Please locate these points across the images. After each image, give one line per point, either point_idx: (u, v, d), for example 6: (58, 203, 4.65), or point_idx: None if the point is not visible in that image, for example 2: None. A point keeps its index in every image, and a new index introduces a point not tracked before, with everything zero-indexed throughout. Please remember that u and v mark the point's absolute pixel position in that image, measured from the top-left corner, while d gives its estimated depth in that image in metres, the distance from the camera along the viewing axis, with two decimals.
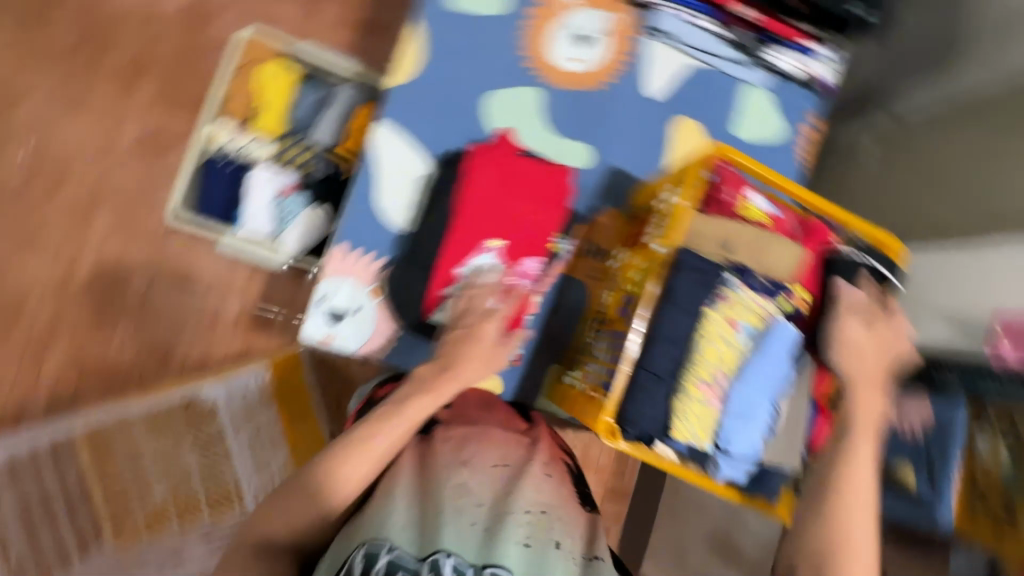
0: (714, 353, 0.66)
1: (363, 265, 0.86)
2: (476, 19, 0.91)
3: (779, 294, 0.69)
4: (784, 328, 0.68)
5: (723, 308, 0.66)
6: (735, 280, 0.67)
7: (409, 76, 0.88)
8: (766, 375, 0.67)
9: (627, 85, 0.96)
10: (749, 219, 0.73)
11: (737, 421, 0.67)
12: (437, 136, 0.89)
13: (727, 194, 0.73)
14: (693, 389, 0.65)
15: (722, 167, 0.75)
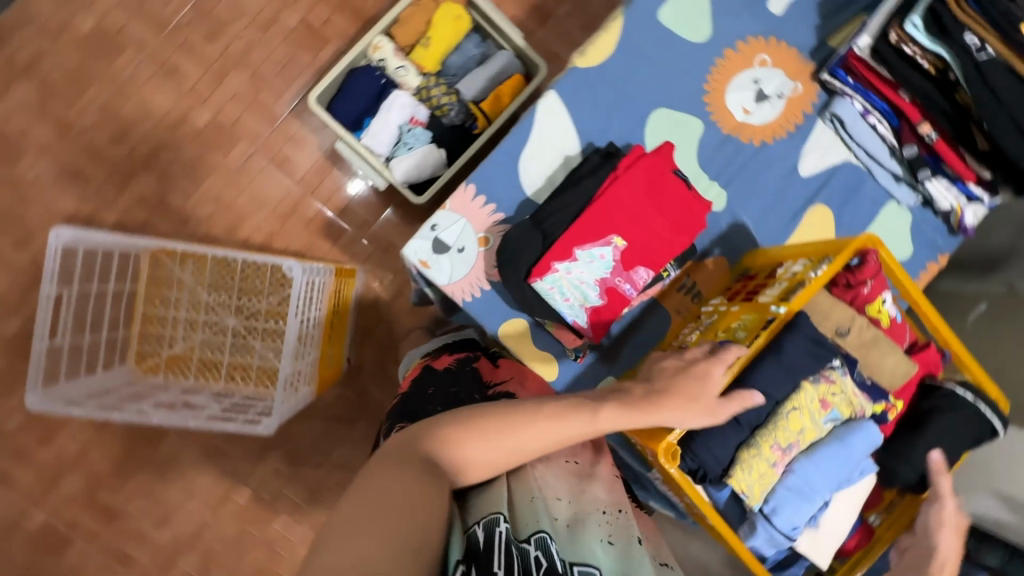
0: (797, 422, 0.73)
1: (479, 211, 0.88)
2: (674, 36, 0.93)
3: (875, 399, 0.77)
4: (872, 429, 0.73)
5: (821, 386, 0.74)
6: (842, 370, 0.76)
7: (596, 60, 0.91)
8: (838, 467, 0.72)
9: (784, 153, 0.97)
10: (871, 315, 0.79)
11: (795, 496, 0.71)
12: (597, 126, 0.91)
13: (866, 285, 0.78)
14: (766, 446, 0.72)
15: (870, 254, 0.77)
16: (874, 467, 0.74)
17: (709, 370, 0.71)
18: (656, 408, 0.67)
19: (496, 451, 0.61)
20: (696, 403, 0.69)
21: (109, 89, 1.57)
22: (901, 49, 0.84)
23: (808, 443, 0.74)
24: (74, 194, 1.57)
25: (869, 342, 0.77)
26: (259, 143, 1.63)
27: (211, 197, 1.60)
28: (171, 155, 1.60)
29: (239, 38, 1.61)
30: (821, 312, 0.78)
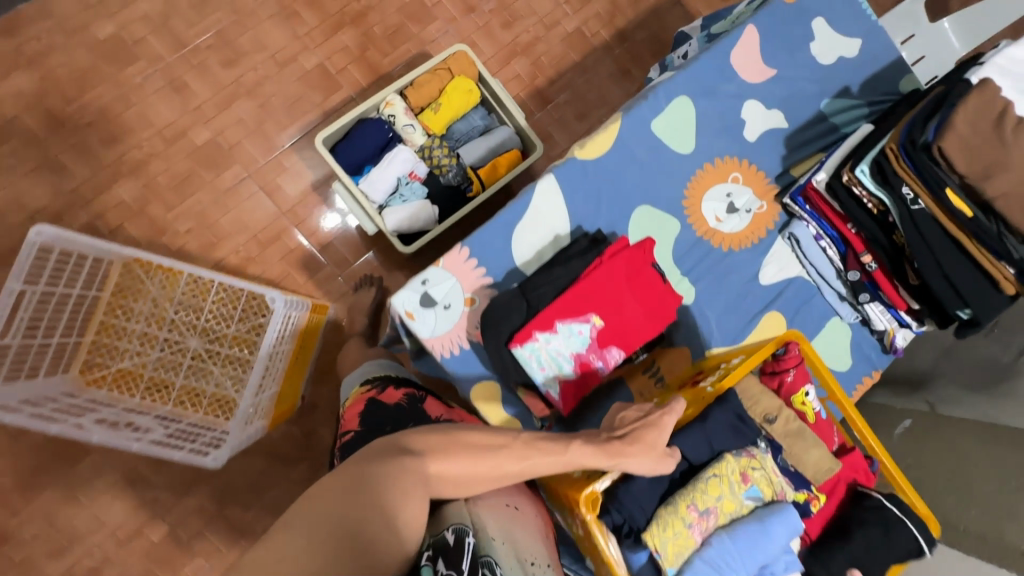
0: (717, 488, 0.80)
1: (469, 272, 0.93)
2: (663, 145, 1.05)
3: (796, 487, 0.86)
4: (791, 514, 0.79)
5: (742, 460, 0.83)
6: (764, 449, 0.87)
7: (592, 154, 1.01)
8: (756, 546, 0.77)
9: (747, 263, 1.08)
10: (797, 407, 0.94)
11: (707, 561, 0.76)
12: (586, 212, 1.00)
13: (789, 373, 0.94)
14: (682, 506, 0.78)
15: (792, 346, 0.92)
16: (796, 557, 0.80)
17: (662, 420, 0.80)
18: (624, 450, 0.77)
19: (472, 468, 0.70)
20: (653, 448, 0.78)
21: (112, 93, 1.58)
22: (850, 189, 0.96)
23: (727, 519, 0.80)
24: (49, 188, 1.52)
25: (794, 432, 0.91)
26: (254, 170, 1.65)
27: (196, 212, 1.60)
28: (162, 166, 1.59)
29: (254, 69, 1.67)
30: (752, 397, 0.94)
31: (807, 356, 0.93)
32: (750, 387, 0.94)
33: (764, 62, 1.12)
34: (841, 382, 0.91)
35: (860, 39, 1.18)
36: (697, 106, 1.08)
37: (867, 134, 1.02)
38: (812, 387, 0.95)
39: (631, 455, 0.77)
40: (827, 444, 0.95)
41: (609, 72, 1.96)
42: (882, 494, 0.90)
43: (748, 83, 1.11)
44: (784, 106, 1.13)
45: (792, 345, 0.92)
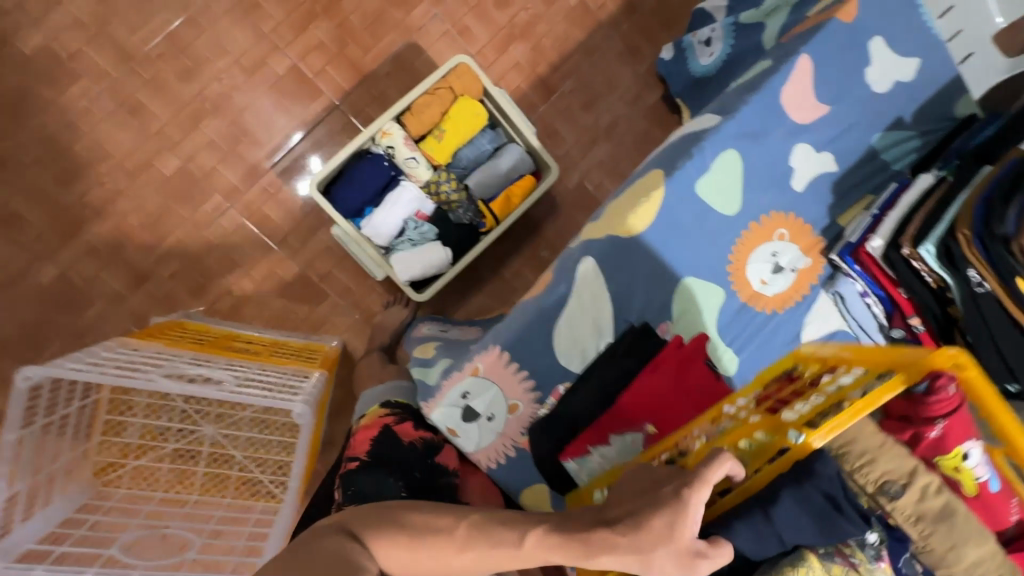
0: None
1: (515, 382, 0.90)
2: (709, 208, 0.95)
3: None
4: None
5: (828, 565, 0.62)
6: (878, 550, 0.64)
7: (636, 230, 0.91)
8: None
9: (790, 323, 1.04)
10: (947, 475, 0.70)
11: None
12: (626, 291, 0.94)
13: (936, 427, 0.67)
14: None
15: (943, 383, 0.63)
16: None
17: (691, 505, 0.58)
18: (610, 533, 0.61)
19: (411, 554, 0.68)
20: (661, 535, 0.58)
21: (57, 122, 1.37)
22: (909, 261, 0.90)
23: None
24: (6, 240, 1.36)
25: (935, 515, 0.63)
26: (235, 199, 1.49)
27: (179, 253, 1.46)
28: (130, 204, 1.42)
29: (218, 79, 1.45)
30: (868, 455, 0.66)
31: (970, 394, 0.64)
32: (865, 440, 0.66)
33: (816, 98, 1.00)
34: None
35: (919, 58, 1.05)
36: (746, 158, 0.96)
37: (927, 188, 0.96)
38: (974, 450, 0.68)
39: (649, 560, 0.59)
40: (990, 521, 0.70)
41: (618, 52, 1.76)
42: None
43: (801, 125, 0.99)
44: (835, 148, 1.03)
45: (946, 384, 0.64)
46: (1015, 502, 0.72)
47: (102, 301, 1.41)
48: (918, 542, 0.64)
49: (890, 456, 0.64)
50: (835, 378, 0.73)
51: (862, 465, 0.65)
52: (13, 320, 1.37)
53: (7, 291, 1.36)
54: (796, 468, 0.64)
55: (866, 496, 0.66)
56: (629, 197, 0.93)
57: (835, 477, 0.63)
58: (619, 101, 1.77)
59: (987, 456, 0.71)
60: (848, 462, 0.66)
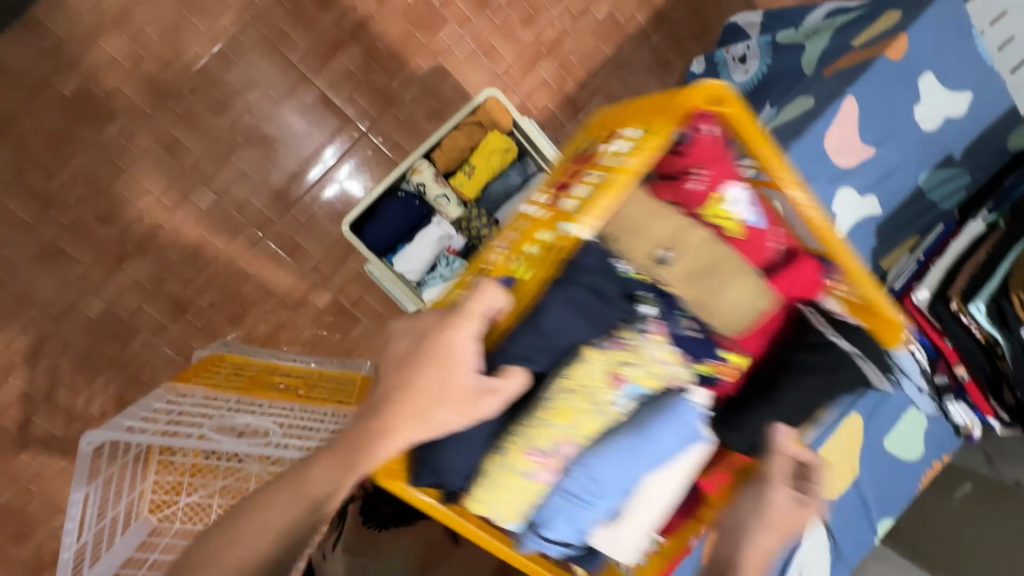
0: (570, 414, 0.72)
1: None
2: None
3: (698, 357, 0.77)
4: (684, 406, 0.76)
5: (609, 356, 0.73)
6: (651, 322, 0.75)
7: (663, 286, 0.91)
8: (630, 458, 0.74)
9: None
10: (711, 220, 0.72)
11: (563, 495, 0.73)
12: None
13: (692, 178, 0.72)
14: (518, 453, 0.70)
15: (704, 124, 0.69)
16: (695, 450, 0.77)
17: (450, 347, 0.60)
18: (393, 398, 0.60)
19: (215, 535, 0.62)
20: (461, 398, 0.60)
21: (98, 161, 1.41)
22: (957, 315, 0.90)
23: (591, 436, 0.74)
24: (55, 277, 1.41)
25: (706, 270, 0.71)
26: (268, 229, 1.51)
27: (217, 284, 1.50)
28: (169, 239, 1.46)
29: (249, 111, 1.47)
30: (636, 229, 0.70)
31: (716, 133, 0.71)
32: (634, 212, 0.70)
33: (860, 139, 0.96)
34: (783, 157, 0.61)
35: (970, 92, 1.00)
36: None
37: (977, 236, 0.92)
38: (738, 194, 0.73)
39: (431, 417, 0.59)
40: (752, 259, 0.74)
41: (648, 65, 1.71)
42: (832, 322, 0.75)
43: (841, 170, 0.96)
44: (879, 190, 0.99)
45: (703, 124, 0.70)
46: (775, 234, 0.75)
47: (147, 332, 1.47)
48: (687, 299, 0.73)
49: (646, 223, 0.70)
50: (613, 145, 0.67)
51: (620, 243, 0.71)
52: (66, 352, 1.44)
53: (58, 325, 1.42)
54: (565, 272, 0.70)
55: (640, 270, 0.72)
56: None
57: (595, 259, 0.71)
58: None
59: (755, 198, 0.75)
60: (631, 241, 0.70)
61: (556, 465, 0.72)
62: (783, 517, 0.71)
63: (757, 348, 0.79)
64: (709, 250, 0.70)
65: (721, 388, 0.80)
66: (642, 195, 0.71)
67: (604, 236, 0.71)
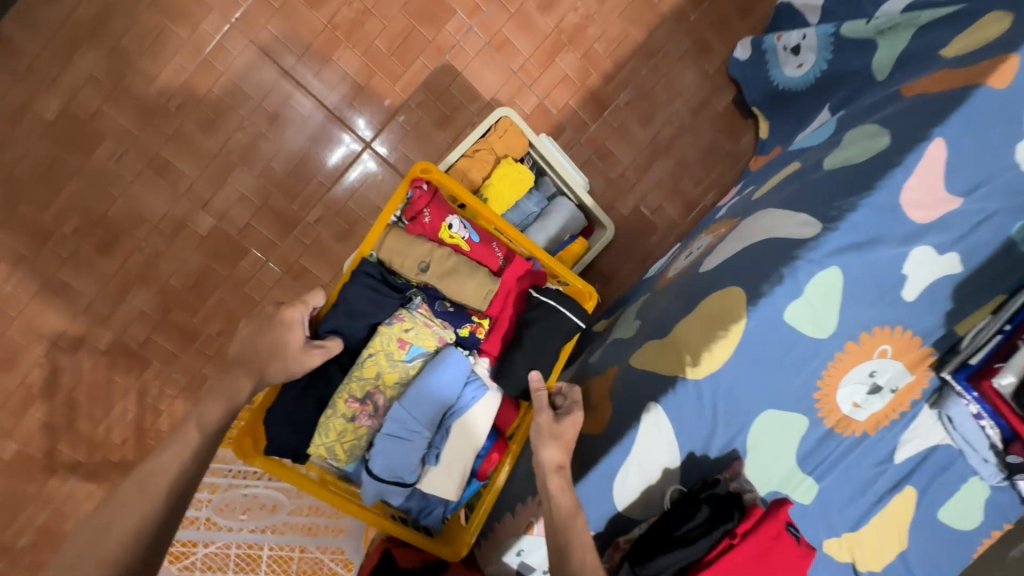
0: (373, 370, 0.96)
1: None
2: (796, 336, 0.81)
3: (460, 325, 1.04)
4: (456, 355, 0.97)
5: (397, 326, 0.98)
6: (419, 303, 1.03)
7: (707, 374, 0.80)
8: (427, 400, 0.95)
9: (883, 443, 0.92)
10: (451, 244, 1.04)
11: (384, 436, 0.92)
12: (698, 435, 0.83)
13: (426, 216, 1.02)
14: (343, 404, 0.95)
15: (418, 185, 1.00)
16: (477, 391, 0.98)
17: (293, 317, 0.88)
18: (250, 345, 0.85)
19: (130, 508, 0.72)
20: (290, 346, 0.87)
21: (90, 188, 1.33)
22: None
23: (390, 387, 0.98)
24: (61, 312, 1.38)
25: (448, 271, 1.03)
26: (271, 253, 1.43)
27: (222, 312, 1.43)
28: (170, 267, 1.40)
29: (242, 127, 1.37)
30: (403, 254, 1.02)
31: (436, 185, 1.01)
32: (394, 244, 1.02)
33: (944, 188, 0.80)
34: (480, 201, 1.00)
35: None
36: (850, 273, 0.80)
37: None
38: (457, 222, 1.04)
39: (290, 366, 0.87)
40: (487, 265, 1.06)
41: (680, 51, 1.52)
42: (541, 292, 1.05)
43: (919, 226, 0.80)
44: (964, 244, 0.83)
45: (418, 183, 1.00)
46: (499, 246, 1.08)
47: (158, 361, 1.44)
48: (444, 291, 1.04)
49: (407, 248, 1.02)
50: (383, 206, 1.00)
51: (394, 262, 1.02)
52: (81, 384, 1.42)
53: (70, 358, 1.41)
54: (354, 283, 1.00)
55: (411, 277, 1.03)
56: (697, 327, 0.82)
57: (376, 271, 1.00)
58: (683, 108, 1.54)
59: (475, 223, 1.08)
60: (399, 261, 1.02)
61: (372, 409, 0.97)
62: (553, 429, 0.81)
63: (504, 318, 1.06)
64: (450, 260, 1.03)
65: (486, 350, 1.05)
66: (396, 233, 1.03)
67: (382, 259, 1.03)
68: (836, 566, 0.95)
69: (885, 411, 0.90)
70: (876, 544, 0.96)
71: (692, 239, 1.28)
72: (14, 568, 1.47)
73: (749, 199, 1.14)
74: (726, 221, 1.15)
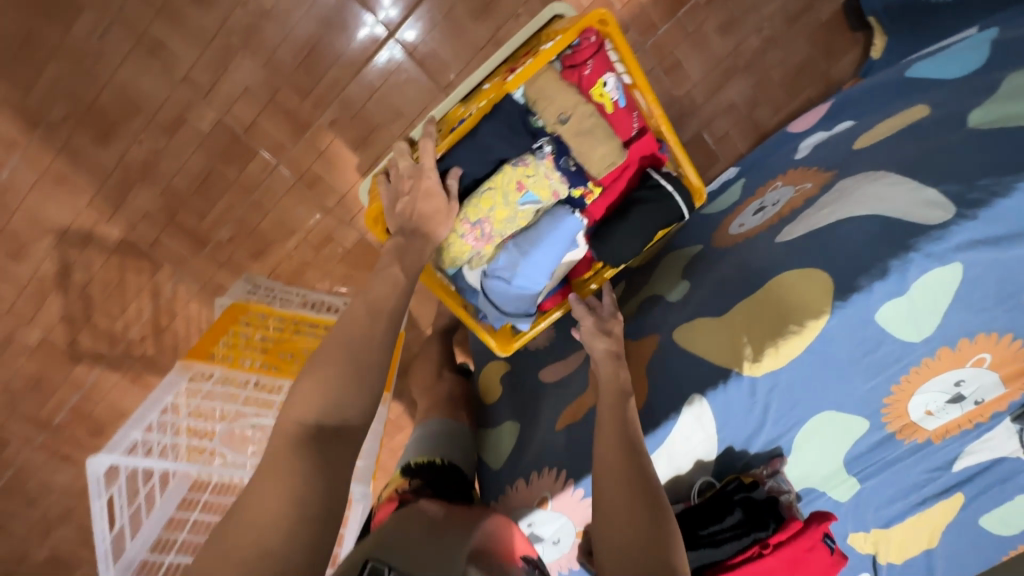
0: (488, 204, 0.73)
1: (581, 510, 0.81)
2: (883, 338, 0.69)
3: (572, 185, 0.76)
4: (573, 218, 0.75)
5: (520, 170, 0.72)
6: (546, 153, 0.74)
7: (766, 374, 0.69)
8: (549, 252, 0.76)
9: (945, 452, 0.82)
10: (597, 101, 0.74)
11: (499, 277, 0.77)
12: (743, 431, 0.74)
13: (588, 66, 0.72)
14: (456, 221, 0.75)
15: (588, 34, 0.70)
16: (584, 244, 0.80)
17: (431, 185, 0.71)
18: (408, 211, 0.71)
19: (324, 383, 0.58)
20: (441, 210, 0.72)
21: (75, 68, 1.17)
22: None
23: (501, 222, 0.75)
24: (62, 206, 1.30)
25: (586, 132, 0.73)
26: (283, 156, 1.30)
27: (233, 217, 1.35)
28: (173, 164, 1.28)
29: (243, 2, 1.16)
30: (542, 95, 0.72)
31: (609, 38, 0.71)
32: (544, 85, 0.71)
33: None
34: (643, 71, 0.71)
35: None
36: (973, 272, 0.65)
37: None
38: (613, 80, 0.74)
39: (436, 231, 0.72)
40: (619, 135, 0.76)
41: None
42: (662, 174, 0.80)
43: None
44: None
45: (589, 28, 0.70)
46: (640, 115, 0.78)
47: (169, 264, 1.39)
48: (572, 155, 0.75)
49: (554, 90, 0.72)
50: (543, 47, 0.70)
51: (536, 105, 0.72)
52: (93, 280, 1.39)
53: (78, 254, 1.35)
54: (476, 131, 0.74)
55: (545, 124, 0.74)
56: (772, 310, 0.70)
57: (517, 113, 0.72)
58: (775, 12, 1.26)
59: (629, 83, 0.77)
60: (536, 106, 0.72)
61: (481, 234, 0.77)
62: (600, 325, 0.81)
63: (609, 197, 0.81)
64: (595, 118, 0.73)
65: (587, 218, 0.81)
66: (552, 73, 0.71)
67: (526, 99, 0.73)
68: (856, 556, 0.91)
69: (958, 421, 0.79)
70: (904, 540, 0.92)
71: (760, 183, 1.04)
72: (55, 441, 1.57)
73: (847, 143, 0.90)
74: (813, 169, 0.91)
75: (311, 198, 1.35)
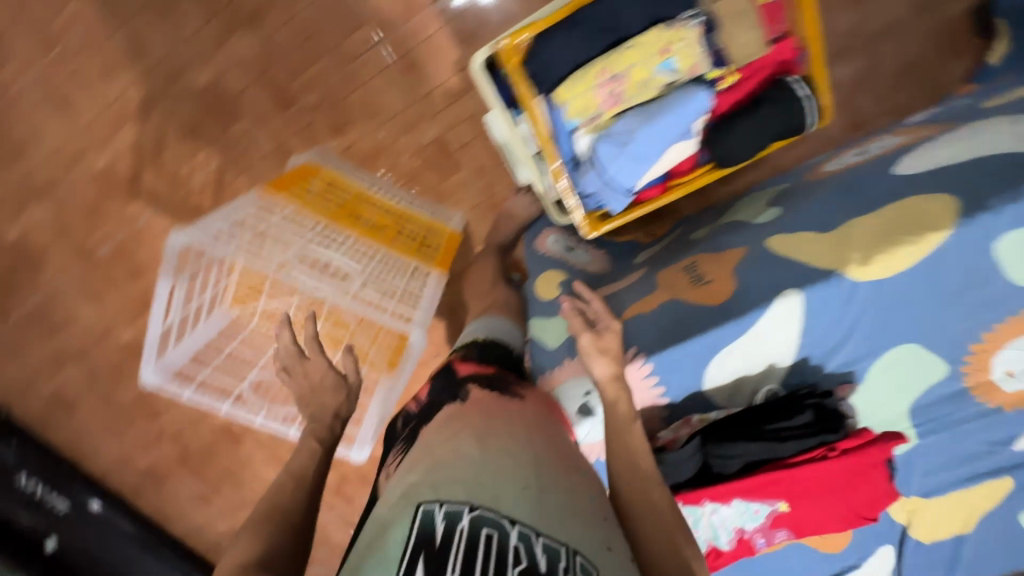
0: (630, 59, 0.74)
1: (647, 395, 0.77)
2: (994, 272, 0.66)
3: (711, 65, 0.77)
4: (704, 95, 0.75)
5: (669, 33, 0.74)
6: (696, 24, 0.74)
7: (871, 279, 0.68)
8: (674, 125, 0.75)
9: (1012, 426, 0.79)
10: None
11: (616, 141, 0.77)
12: (823, 343, 0.73)
13: None
14: (594, 69, 0.75)
15: None
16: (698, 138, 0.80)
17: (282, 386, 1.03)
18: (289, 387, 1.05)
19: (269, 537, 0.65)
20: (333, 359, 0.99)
21: None
22: None
23: (635, 83, 0.76)
24: (166, 33, 1.33)
25: (738, 14, 0.74)
26: (387, 35, 1.32)
27: (322, 85, 1.37)
28: (280, 18, 1.31)
29: None
30: None
31: None
32: None
33: None
34: None
35: None
36: None
37: None
38: None
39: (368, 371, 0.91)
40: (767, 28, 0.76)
41: None
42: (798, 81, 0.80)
43: None
44: None
45: None
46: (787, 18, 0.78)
47: (249, 117, 1.40)
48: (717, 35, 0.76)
49: None
50: None
51: None
52: (173, 118, 1.41)
53: (167, 86, 1.37)
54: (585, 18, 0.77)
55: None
56: (887, 222, 0.70)
57: None
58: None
59: None
60: None
61: (615, 91, 0.77)
62: (598, 344, 0.76)
63: (738, 95, 0.81)
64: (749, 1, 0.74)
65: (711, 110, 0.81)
66: None
67: None
68: (885, 519, 0.90)
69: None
70: (937, 517, 0.89)
71: (862, 139, 1.03)
72: (91, 275, 1.54)
73: (973, 106, 0.89)
74: (929, 124, 0.90)
75: (402, 83, 1.36)
